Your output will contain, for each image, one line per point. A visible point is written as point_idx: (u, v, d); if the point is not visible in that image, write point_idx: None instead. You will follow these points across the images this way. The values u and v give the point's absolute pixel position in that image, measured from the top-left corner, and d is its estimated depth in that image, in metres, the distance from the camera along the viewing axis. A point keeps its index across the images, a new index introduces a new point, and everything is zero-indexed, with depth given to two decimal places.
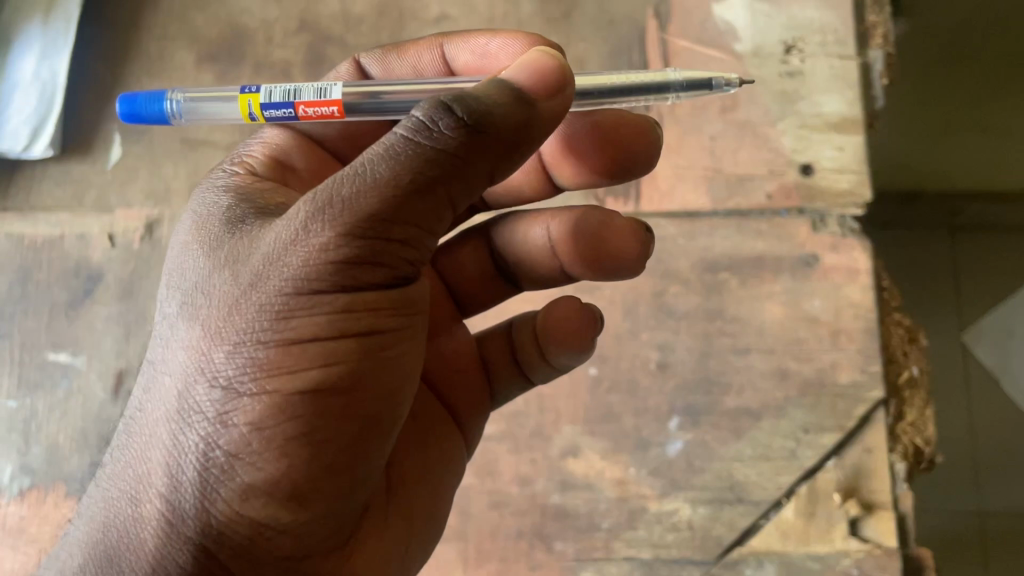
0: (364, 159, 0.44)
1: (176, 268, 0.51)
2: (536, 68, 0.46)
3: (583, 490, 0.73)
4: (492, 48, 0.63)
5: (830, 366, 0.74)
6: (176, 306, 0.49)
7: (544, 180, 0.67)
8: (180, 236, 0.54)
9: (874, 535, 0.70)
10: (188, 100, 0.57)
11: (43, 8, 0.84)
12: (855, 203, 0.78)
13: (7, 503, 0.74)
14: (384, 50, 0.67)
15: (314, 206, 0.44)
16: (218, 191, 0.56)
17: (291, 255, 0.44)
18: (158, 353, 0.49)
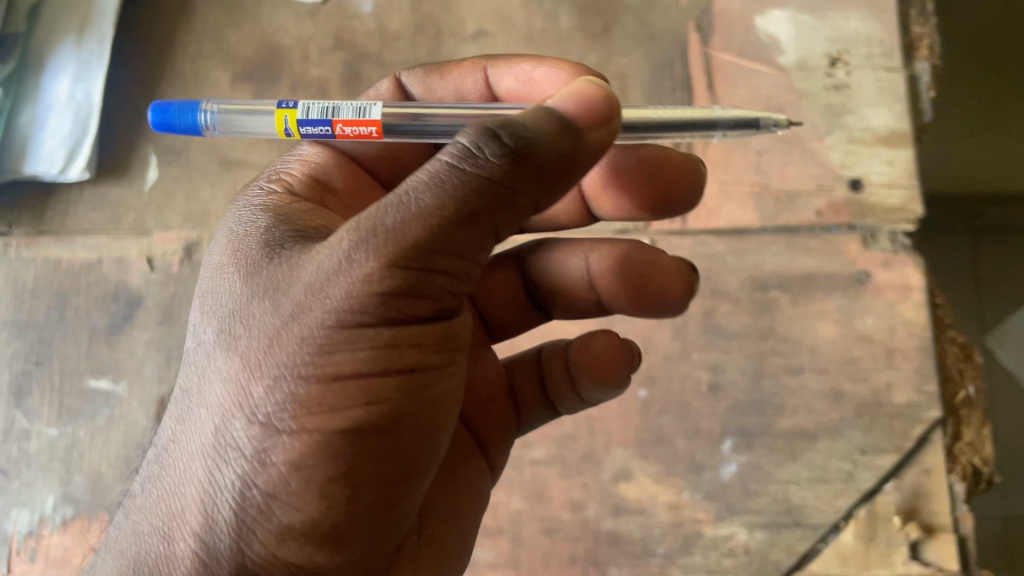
0: (409, 184, 0.40)
1: (208, 292, 0.48)
2: (584, 94, 0.42)
3: (636, 514, 0.72)
4: (537, 75, 0.61)
5: (885, 387, 0.72)
6: (209, 334, 0.46)
7: (584, 211, 0.66)
8: (212, 259, 0.50)
9: (936, 558, 0.68)
10: (224, 111, 0.54)
11: (77, 29, 0.83)
12: (907, 218, 0.76)
13: (51, 533, 0.73)
14: (427, 70, 0.65)
15: (358, 232, 0.40)
16: (255, 209, 0.53)
17: (332, 283, 0.41)
18: (190, 381, 0.46)
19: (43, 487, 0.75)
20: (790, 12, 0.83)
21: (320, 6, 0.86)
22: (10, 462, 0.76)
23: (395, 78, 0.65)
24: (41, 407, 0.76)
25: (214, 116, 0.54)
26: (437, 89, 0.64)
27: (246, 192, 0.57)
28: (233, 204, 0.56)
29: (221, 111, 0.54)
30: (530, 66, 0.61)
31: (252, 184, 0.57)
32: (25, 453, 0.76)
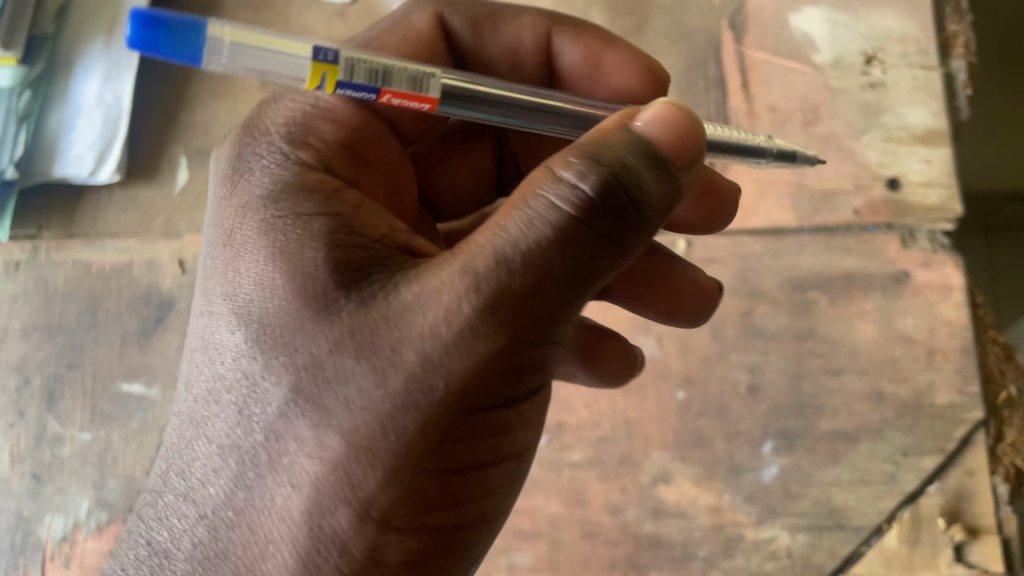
0: (521, 237, 0.38)
1: (259, 330, 0.42)
2: (668, 127, 0.42)
3: (676, 517, 0.71)
4: (607, 60, 0.61)
5: (927, 387, 0.72)
6: (276, 392, 0.41)
7: None
8: (245, 273, 0.44)
9: (981, 560, 0.68)
10: (241, 49, 0.38)
11: (106, 30, 0.83)
12: (947, 217, 0.76)
13: (85, 538, 0.73)
14: (473, 12, 0.59)
15: (481, 304, 0.38)
16: (276, 200, 0.45)
17: (451, 363, 0.38)
18: (249, 440, 0.41)
19: (77, 491, 0.74)
20: (824, 10, 0.82)
21: (349, 7, 0.86)
22: (42, 467, 0.75)
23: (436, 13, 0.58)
24: (74, 411, 0.76)
25: (223, 51, 0.38)
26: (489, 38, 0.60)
27: (252, 156, 0.48)
28: (239, 176, 0.48)
29: (239, 51, 0.38)
30: (602, 37, 0.61)
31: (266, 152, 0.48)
32: (57, 458, 0.75)
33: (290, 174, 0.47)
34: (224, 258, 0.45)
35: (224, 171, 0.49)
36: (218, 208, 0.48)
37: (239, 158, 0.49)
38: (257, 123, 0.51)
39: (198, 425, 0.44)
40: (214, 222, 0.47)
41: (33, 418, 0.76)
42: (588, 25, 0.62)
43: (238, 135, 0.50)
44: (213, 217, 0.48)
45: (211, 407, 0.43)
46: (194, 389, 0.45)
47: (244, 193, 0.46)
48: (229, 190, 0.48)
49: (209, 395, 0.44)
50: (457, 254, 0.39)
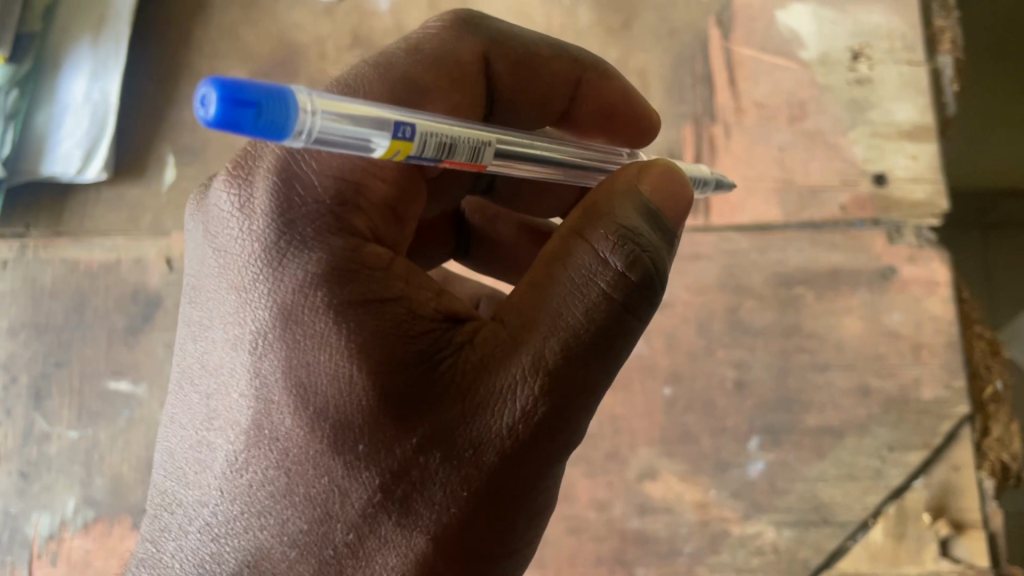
0: (578, 328, 0.40)
1: (343, 429, 0.40)
2: (671, 190, 0.45)
3: (662, 513, 0.71)
4: (622, 102, 0.61)
5: (912, 382, 0.72)
6: (367, 493, 0.39)
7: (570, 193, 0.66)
8: (315, 363, 0.40)
9: (967, 555, 0.68)
10: (329, 122, 0.35)
11: (92, 29, 0.83)
12: (932, 212, 0.76)
13: (72, 536, 0.73)
14: (514, 54, 0.56)
15: (553, 401, 0.40)
16: (331, 273, 0.41)
17: (529, 459, 0.40)
18: (336, 537, 0.40)
19: (64, 489, 0.74)
20: (811, 7, 0.82)
21: (336, 4, 0.85)
22: (29, 465, 0.75)
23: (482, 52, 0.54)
24: (61, 410, 0.76)
25: (312, 123, 0.34)
26: (525, 90, 0.58)
27: (298, 216, 0.42)
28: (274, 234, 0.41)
29: (329, 124, 0.35)
30: (622, 94, 0.61)
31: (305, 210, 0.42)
32: (44, 456, 0.75)
33: (349, 250, 0.42)
34: (281, 338, 0.40)
35: (261, 228, 0.42)
36: (256, 275, 0.41)
37: (282, 215, 0.42)
38: (296, 171, 0.43)
39: (261, 512, 0.41)
40: (252, 287, 0.41)
41: (20, 417, 0.76)
42: (603, 67, 0.61)
43: (274, 180, 0.42)
44: (247, 280, 0.42)
45: (279, 498, 0.40)
46: (251, 473, 0.41)
47: (300, 266, 0.41)
48: (272, 256, 0.41)
49: (276, 485, 0.41)
50: (519, 345, 0.41)
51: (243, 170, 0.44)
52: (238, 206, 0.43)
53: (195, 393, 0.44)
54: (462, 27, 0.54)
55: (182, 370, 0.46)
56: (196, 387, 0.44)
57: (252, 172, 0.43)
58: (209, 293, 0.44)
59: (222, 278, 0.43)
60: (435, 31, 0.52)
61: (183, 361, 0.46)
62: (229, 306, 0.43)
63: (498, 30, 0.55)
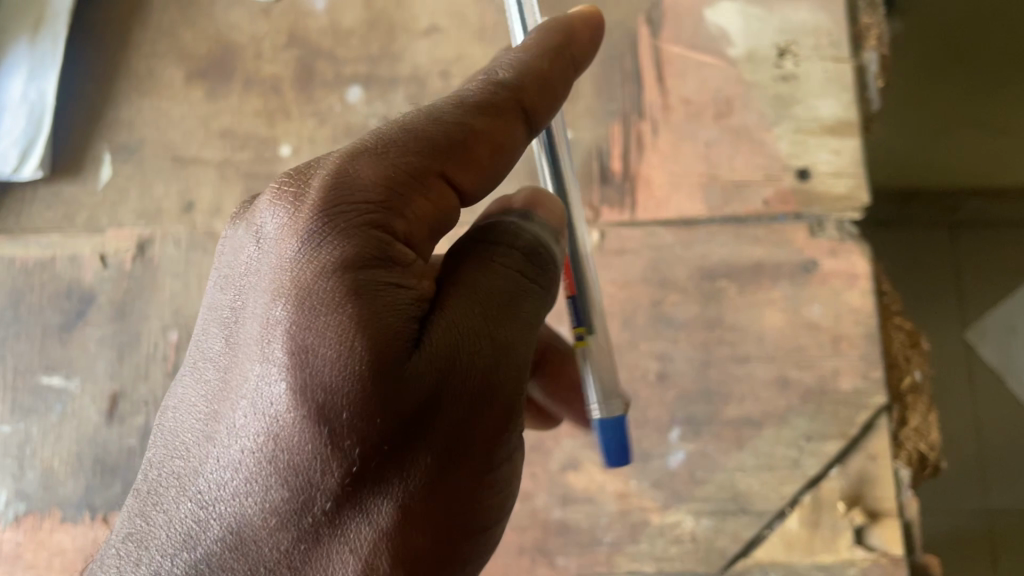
0: (493, 303, 0.45)
1: (337, 403, 0.39)
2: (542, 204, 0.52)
3: (584, 504, 0.72)
4: (594, 40, 0.52)
5: (831, 373, 0.73)
6: (346, 464, 0.39)
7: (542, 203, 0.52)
8: (325, 343, 0.39)
9: (881, 544, 0.69)
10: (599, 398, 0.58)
11: (30, 29, 0.84)
12: (854, 206, 0.77)
13: (3, 529, 0.74)
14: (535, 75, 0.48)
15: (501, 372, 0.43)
16: (342, 249, 0.41)
17: (477, 426, 0.43)
18: (316, 504, 0.40)
19: None
20: (739, 5, 0.83)
21: (274, 3, 0.87)
22: None
23: (516, 100, 0.47)
24: None
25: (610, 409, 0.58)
26: (554, 107, 0.50)
27: (340, 215, 0.41)
28: (300, 213, 0.42)
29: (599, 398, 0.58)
30: (589, 30, 0.52)
31: (333, 193, 0.42)
32: None
33: (380, 246, 0.42)
34: (299, 314, 0.40)
35: (294, 210, 0.42)
36: (279, 254, 0.42)
37: (327, 212, 0.42)
38: (348, 178, 0.42)
39: (251, 480, 0.40)
40: (286, 271, 0.41)
41: None
42: (570, 23, 0.51)
43: (327, 184, 0.42)
44: (283, 264, 0.41)
45: (268, 465, 0.40)
46: (246, 440, 0.41)
47: (330, 254, 0.41)
48: (311, 243, 0.41)
49: (267, 453, 0.40)
50: (458, 328, 0.43)
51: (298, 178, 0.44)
52: (280, 201, 0.43)
53: (210, 370, 0.44)
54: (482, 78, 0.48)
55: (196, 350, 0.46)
56: (213, 364, 0.44)
57: (310, 177, 0.43)
58: (242, 274, 0.44)
59: (259, 261, 0.43)
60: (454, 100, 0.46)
61: (200, 342, 0.45)
62: (251, 286, 0.43)
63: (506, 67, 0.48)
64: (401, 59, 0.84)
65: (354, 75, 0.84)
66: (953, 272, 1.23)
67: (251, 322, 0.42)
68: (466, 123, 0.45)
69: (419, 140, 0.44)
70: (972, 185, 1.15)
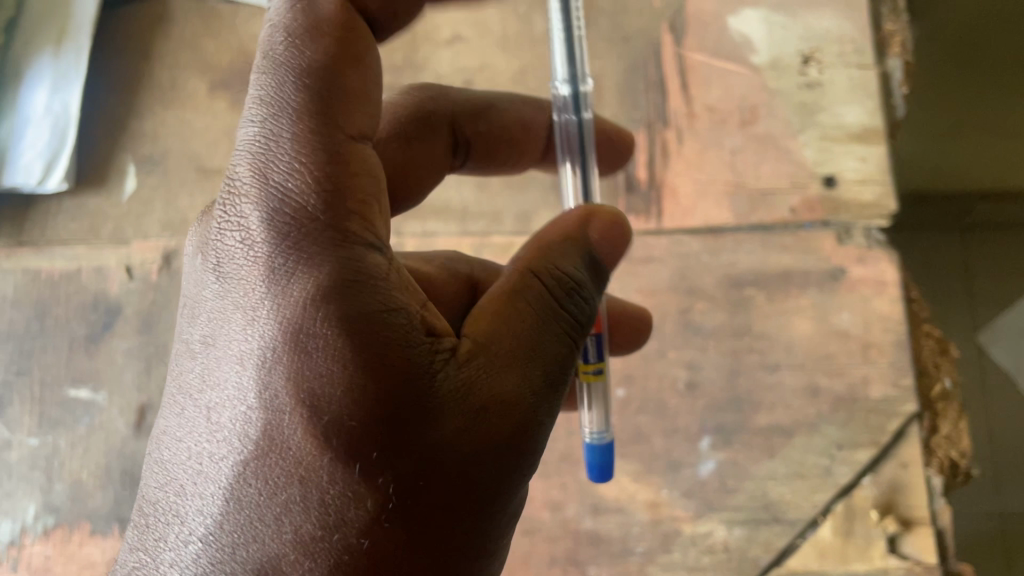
0: (529, 346, 0.44)
1: (357, 439, 0.39)
2: (611, 237, 0.49)
3: (615, 513, 0.72)
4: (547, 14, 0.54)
5: (861, 381, 0.73)
6: (380, 499, 0.39)
7: (612, 228, 0.49)
8: (333, 373, 0.39)
9: (915, 552, 0.68)
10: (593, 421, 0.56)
11: (54, 42, 0.84)
12: (881, 214, 0.77)
13: (32, 542, 0.73)
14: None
15: (534, 407, 0.43)
16: (324, 267, 0.40)
17: (504, 461, 0.42)
18: (349, 543, 0.39)
19: (24, 497, 0.75)
20: (763, 13, 0.84)
21: None
22: None
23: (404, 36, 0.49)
24: (22, 417, 0.77)
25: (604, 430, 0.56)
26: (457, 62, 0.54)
27: (312, 235, 0.40)
28: (267, 236, 0.40)
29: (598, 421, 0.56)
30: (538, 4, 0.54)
31: (288, 207, 0.40)
32: (5, 463, 0.76)
33: (352, 264, 0.40)
34: (292, 352, 0.39)
35: (268, 236, 0.40)
36: (264, 284, 0.40)
37: (289, 236, 0.40)
38: (298, 190, 0.41)
39: (276, 518, 0.39)
40: (265, 305, 0.40)
41: None
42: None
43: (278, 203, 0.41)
44: (258, 297, 0.40)
45: (288, 503, 0.39)
46: (255, 477, 0.39)
47: (309, 283, 0.39)
48: (283, 273, 0.40)
49: (285, 488, 0.39)
50: (496, 368, 0.43)
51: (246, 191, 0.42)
52: (245, 225, 0.41)
53: (192, 406, 0.42)
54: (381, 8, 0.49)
55: (176, 385, 0.44)
56: (193, 400, 0.42)
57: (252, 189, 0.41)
58: (210, 304, 0.42)
59: (229, 292, 0.42)
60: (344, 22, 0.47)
61: (177, 373, 0.44)
62: (238, 319, 0.41)
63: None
64: (425, 69, 0.85)
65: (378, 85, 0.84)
66: (961, 270, 1.19)
67: (230, 357, 0.41)
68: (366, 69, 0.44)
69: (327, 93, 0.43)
70: (983, 187, 1.17)
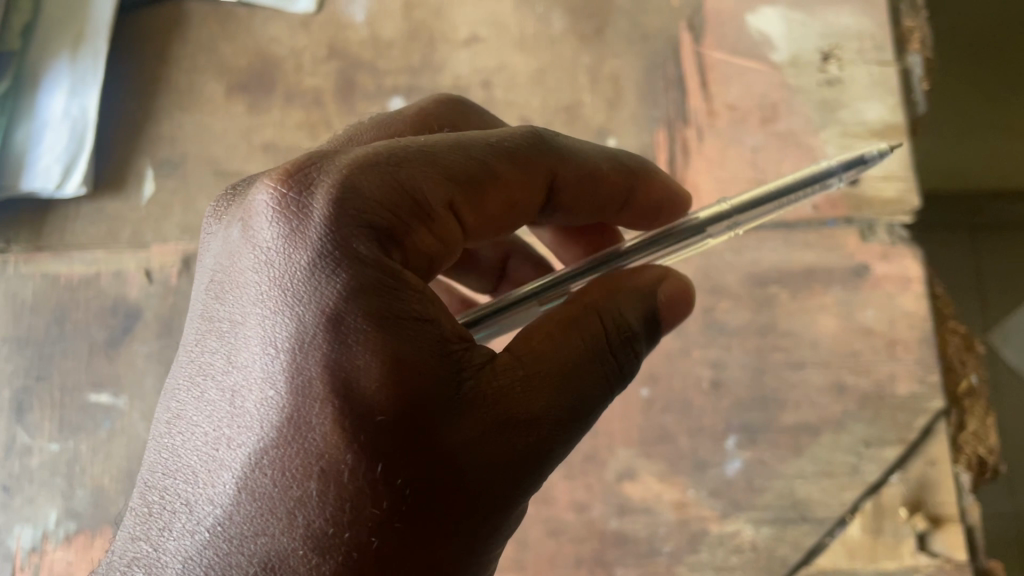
0: (561, 370, 0.44)
1: (383, 437, 0.39)
2: (676, 303, 0.50)
3: (641, 514, 0.71)
4: (671, 200, 0.61)
5: (888, 378, 0.72)
6: (396, 500, 0.39)
7: (680, 300, 0.50)
8: (366, 370, 0.39)
9: (944, 550, 0.68)
10: None
11: (71, 47, 0.85)
12: (903, 210, 0.77)
13: (54, 548, 0.73)
14: (581, 170, 0.54)
15: (557, 426, 0.43)
16: (367, 270, 0.40)
17: (517, 474, 0.42)
18: (359, 541, 0.38)
19: (45, 502, 0.74)
20: (781, 11, 0.83)
21: (313, 16, 0.87)
22: (11, 479, 0.75)
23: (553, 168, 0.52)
24: (42, 422, 0.76)
25: None
26: (591, 198, 0.56)
27: (354, 233, 0.41)
28: (313, 230, 0.40)
29: None
30: (666, 192, 0.61)
31: (340, 207, 0.41)
32: (26, 469, 0.75)
33: (393, 268, 0.41)
34: (329, 340, 0.39)
35: (315, 230, 0.40)
36: (302, 275, 0.40)
37: (339, 230, 0.40)
38: (352, 191, 0.41)
39: (289, 512, 0.38)
40: (304, 292, 0.40)
41: (2, 430, 0.77)
42: (655, 176, 0.60)
43: (334, 196, 0.41)
44: (297, 283, 0.40)
45: (306, 497, 0.38)
46: (275, 469, 0.38)
47: (351, 279, 0.40)
48: (327, 263, 0.40)
49: (304, 481, 0.38)
50: (524, 387, 0.42)
51: (297, 181, 0.42)
52: (292, 215, 0.41)
53: (215, 390, 0.41)
54: (536, 134, 0.52)
55: (192, 372, 0.43)
56: (217, 383, 0.41)
57: (309, 177, 0.42)
58: (242, 287, 0.42)
59: (264, 275, 0.41)
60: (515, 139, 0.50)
61: (198, 357, 0.43)
62: (269, 306, 0.40)
63: (564, 147, 0.53)
64: (443, 69, 0.84)
65: (396, 86, 0.84)
66: None
67: (257, 346, 0.40)
68: (490, 169, 0.48)
69: (448, 173, 0.45)
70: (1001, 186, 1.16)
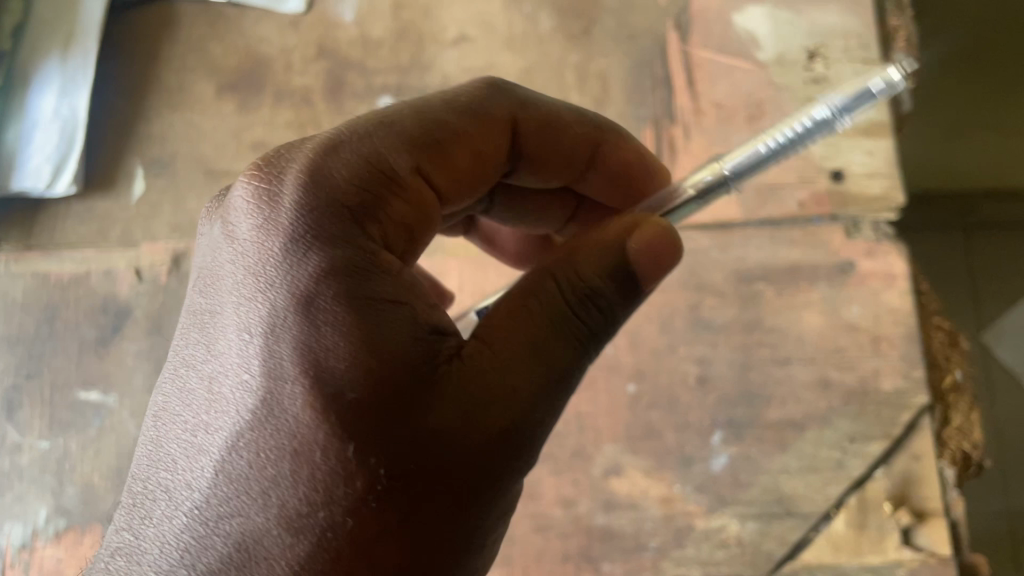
0: (527, 347, 0.43)
1: (353, 417, 0.39)
2: (654, 253, 0.45)
3: (628, 509, 0.72)
4: (652, 169, 0.62)
5: (872, 374, 0.73)
6: (370, 481, 0.39)
7: (657, 246, 0.45)
8: (337, 351, 0.39)
9: (929, 544, 0.68)
10: None
11: (60, 46, 0.85)
12: (889, 207, 0.77)
13: (44, 545, 0.73)
14: (545, 123, 0.57)
15: (531, 408, 0.42)
16: (338, 253, 0.41)
17: (495, 456, 0.41)
18: (334, 522, 0.38)
19: (35, 500, 0.74)
20: (767, 9, 0.84)
21: (302, 16, 0.87)
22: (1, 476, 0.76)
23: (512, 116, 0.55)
24: (32, 420, 0.77)
25: None
26: (557, 151, 0.59)
27: (326, 219, 0.41)
28: (284, 216, 0.41)
29: None
30: (642, 156, 0.62)
31: (310, 192, 0.41)
32: (16, 466, 0.76)
33: (366, 251, 0.41)
34: (300, 322, 0.39)
35: (286, 216, 0.41)
36: (273, 260, 0.41)
37: (309, 215, 0.41)
38: (323, 178, 0.42)
39: (264, 493, 0.39)
40: (275, 278, 0.40)
41: None
42: (626, 137, 0.62)
43: (305, 182, 0.42)
44: (269, 268, 0.41)
45: (281, 479, 0.39)
46: (251, 451, 0.39)
47: (322, 262, 0.40)
48: (297, 246, 0.40)
49: (278, 463, 0.39)
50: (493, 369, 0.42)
51: (269, 172, 0.43)
52: (263, 203, 0.42)
53: (194, 378, 0.42)
54: (497, 86, 0.54)
55: (173, 362, 0.44)
56: (196, 371, 0.42)
57: (283, 167, 0.43)
58: (219, 276, 0.42)
59: (238, 263, 0.42)
60: (474, 91, 0.53)
61: (178, 347, 0.43)
62: (243, 292, 0.41)
63: (526, 101, 0.56)
64: (431, 68, 0.85)
65: (385, 86, 0.84)
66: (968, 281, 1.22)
67: (233, 333, 0.41)
68: (454, 128, 0.50)
69: (412, 133, 0.47)
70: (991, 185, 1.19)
